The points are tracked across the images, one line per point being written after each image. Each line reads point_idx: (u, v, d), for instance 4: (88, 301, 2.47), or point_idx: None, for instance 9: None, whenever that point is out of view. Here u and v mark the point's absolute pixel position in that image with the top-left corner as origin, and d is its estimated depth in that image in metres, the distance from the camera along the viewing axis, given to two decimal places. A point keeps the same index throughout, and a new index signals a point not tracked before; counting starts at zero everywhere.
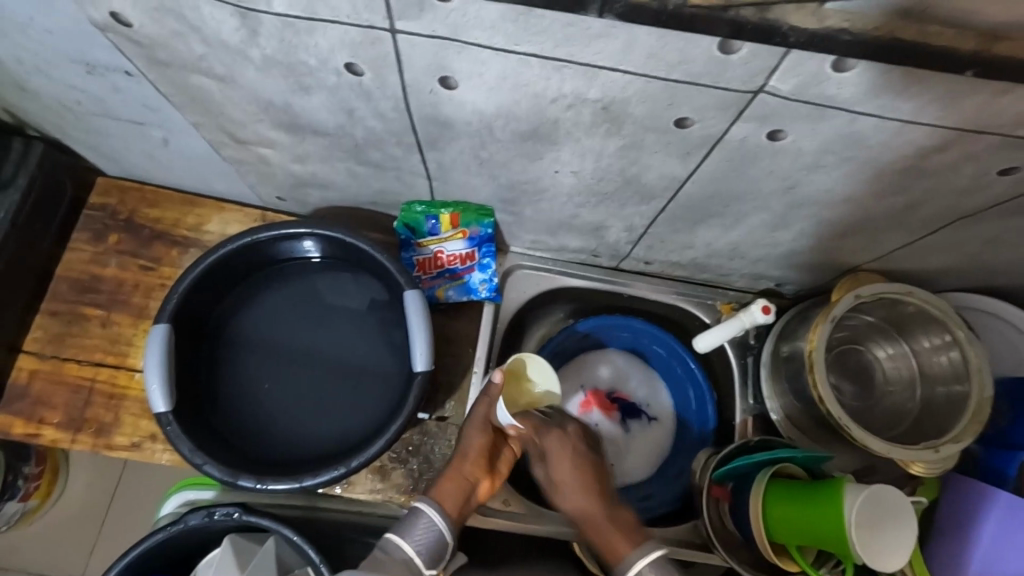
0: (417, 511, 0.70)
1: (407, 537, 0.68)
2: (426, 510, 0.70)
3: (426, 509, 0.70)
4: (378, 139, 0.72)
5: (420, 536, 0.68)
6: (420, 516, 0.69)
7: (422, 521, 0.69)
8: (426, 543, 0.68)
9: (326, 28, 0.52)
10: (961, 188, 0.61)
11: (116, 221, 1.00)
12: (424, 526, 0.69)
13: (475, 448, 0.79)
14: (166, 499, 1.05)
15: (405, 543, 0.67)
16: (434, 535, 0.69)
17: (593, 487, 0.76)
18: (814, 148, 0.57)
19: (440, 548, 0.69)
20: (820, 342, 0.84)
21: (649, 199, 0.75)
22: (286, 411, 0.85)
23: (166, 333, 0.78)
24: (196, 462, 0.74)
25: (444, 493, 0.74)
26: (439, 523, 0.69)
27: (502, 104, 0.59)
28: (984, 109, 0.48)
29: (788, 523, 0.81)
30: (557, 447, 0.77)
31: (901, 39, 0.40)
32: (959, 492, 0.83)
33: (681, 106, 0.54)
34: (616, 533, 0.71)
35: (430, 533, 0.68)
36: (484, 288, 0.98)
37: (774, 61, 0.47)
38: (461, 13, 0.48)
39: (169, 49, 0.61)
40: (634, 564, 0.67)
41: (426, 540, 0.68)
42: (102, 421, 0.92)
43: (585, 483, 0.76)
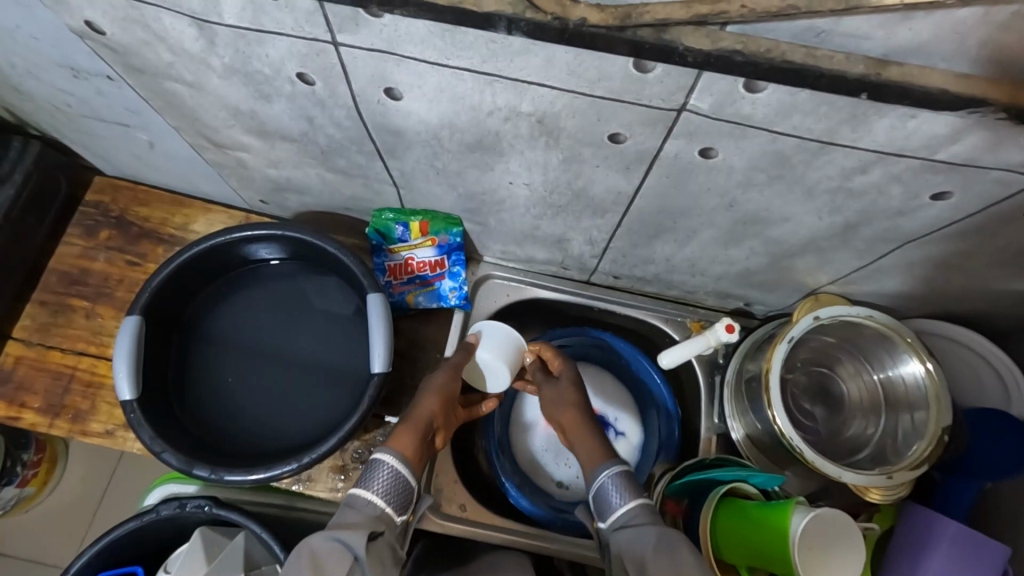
0: (378, 463, 0.73)
1: (371, 488, 0.70)
2: (387, 458, 0.73)
3: (388, 458, 0.73)
4: (340, 146, 0.75)
5: (384, 485, 0.71)
6: (380, 467, 0.72)
7: (384, 471, 0.72)
8: (390, 491, 0.71)
9: (275, 40, 0.56)
10: (896, 209, 0.62)
11: (108, 218, 1.05)
12: (386, 475, 0.72)
13: (437, 395, 0.83)
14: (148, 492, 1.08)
15: (371, 495, 0.70)
16: (398, 484, 0.72)
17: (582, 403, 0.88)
18: (745, 164, 0.58)
19: (404, 495, 0.72)
20: (776, 361, 0.84)
21: (603, 213, 0.77)
22: (250, 406, 0.88)
23: (137, 325, 0.82)
24: (154, 450, 0.77)
25: (402, 439, 0.76)
26: (401, 469, 0.72)
27: (445, 112, 0.61)
28: (897, 130, 0.50)
29: (734, 543, 0.81)
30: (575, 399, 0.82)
31: (790, 62, 0.42)
32: (916, 521, 0.81)
33: (609, 121, 0.56)
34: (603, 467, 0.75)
35: (394, 480, 0.72)
36: (453, 295, 1.00)
37: (688, 80, 0.49)
38: (393, 29, 0.51)
39: (142, 56, 0.65)
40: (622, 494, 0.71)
41: (391, 489, 0.71)
42: (79, 408, 0.96)
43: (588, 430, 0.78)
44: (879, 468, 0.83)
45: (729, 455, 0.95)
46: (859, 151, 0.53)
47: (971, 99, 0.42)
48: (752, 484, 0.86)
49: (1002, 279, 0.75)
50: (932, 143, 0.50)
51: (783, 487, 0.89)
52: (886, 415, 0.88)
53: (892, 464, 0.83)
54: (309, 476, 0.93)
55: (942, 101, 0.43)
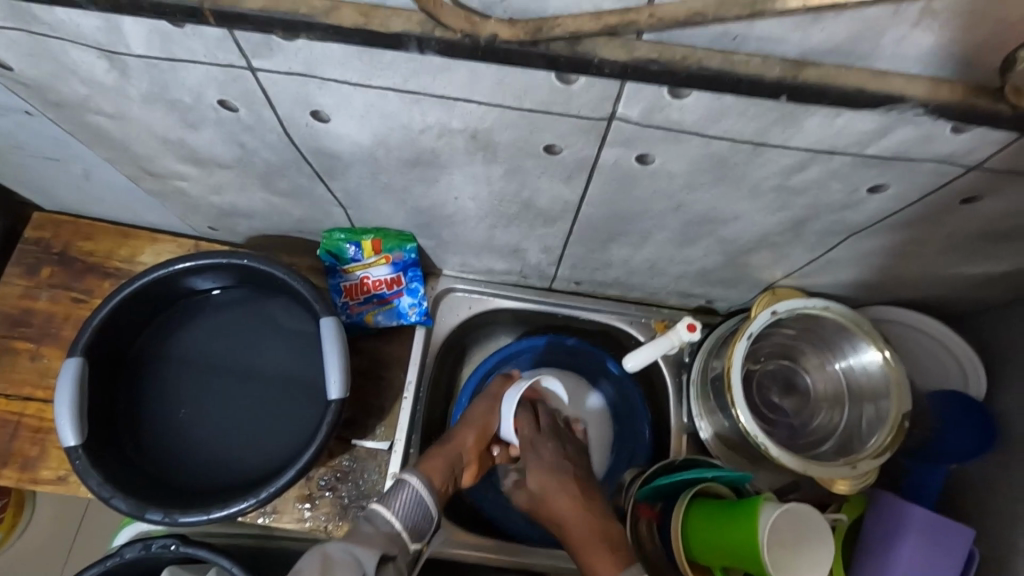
0: (404, 483, 0.75)
1: (392, 508, 0.72)
2: (412, 481, 0.75)
3: (412, 480, 0.75)
4: (278, 170, 0.72)
5: (405, 508, 0.73)
6: (405, 488, 0.74)
7: (407, 493, 0.74)
8: (408, 515, 0.73)
9: (189, 68, 0.54)
10: (838, 203, 0.62)
11: (50, 255, 1.00)
12: (409, 497, 0.74)
13: (476, 426, 0.87)
14: (119, 530, 1.04)
15: (389, 515, 0.71)
16: (419, 506, 0.74)
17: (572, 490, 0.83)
18: (685, 168, 0.58)
19: (422, 522, 0.74)
20: (737, 358, 0.84)
21: (554, 221, 0.75)
22: (206, 442, 0.85)
23: (78, 366, 0.78)
24: (104, 496, 0.74)
25: (432, 467, 0.79)
26: (426, 497, 0.74)
27: (376, 131, 0.59)
28: (825, 128, 0.49)
29: (702, 542, 0.80)
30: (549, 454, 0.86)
31: (707, 68, 0.41)
32: (886, 508, 0.81)
33: (543, 133, 0.55)
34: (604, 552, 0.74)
35: (415, 505, 0.73)
36: (413, 311, 0.97)
37: (614, 89, 0.48)
38: (310, 51, 0.49)
39: (58, 90, 0.62)
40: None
41: (411, 513, 0.73)
42: (28, 456, 0.92)
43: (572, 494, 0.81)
44: (844, 458, 0.83)
45: (700, 455, 0.94)
46: (792, 150, 0.53)
47: (887, 97, 0.42)
48: (722, 483, 0.85)
49: (951, 264, 0.76)
50: (861, 138, 0.50)
51: (754, 484, 0.89)
52: (849, 406, 0.88)
53: (857, 452, 0.84)
54: (275, 508, 0.90)
55: (862, 100, 0.42)
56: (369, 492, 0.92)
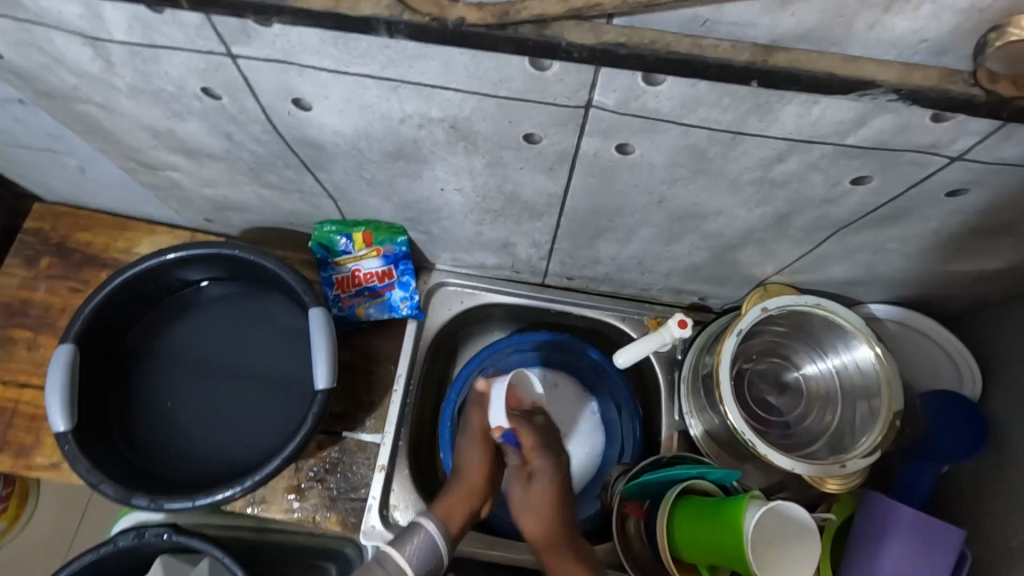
0: (416, 525, 0.73)
1: (404, 554, 0.70)
2: (427, 525, 0.73)
3: (427, 522, 0.73)
4: (266, 162, 0.73)
5: (416, 553, 0.71)
6: (418, 532, 0.72)
7: (419, 536, 0.72)
8: (421, 559, 0.71)
9: (171, 56, 0.55)
10: (822, 197, 0.61)
11: (48, 246, 1.01)
12: (420, 540, 0.72)
13: (485, 458, 0.80)
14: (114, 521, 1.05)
15: (401, 560, 0.70)
16: (430, 551, 0.72)
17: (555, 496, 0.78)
18: (665, 160, 0.58)
19: (432, 565, 0.72)
20: (726, 354, 0.83)
21: (540, 215, 0.75)
22: (196, 431, 0.86)
23: (70, 353, 0.79)
24: (91, 482, 0.75)
25: (447, 507, 0.76)
26: (436, 540, 0.72)
27: (357, 122, 0.60)
28: (803, 117, 0.49)
29: (688, 541, 0.79)
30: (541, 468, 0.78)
31: (675, 52, 0.41)
32: (874, 509, 0.79)
33: (521, 122, 0.55)
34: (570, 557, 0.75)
35: (425, 549, 0.71)
36: (405, 305, 0.98)
37: (588, 77, 0.48)
38: (286, 39, 0.49)
39: (47, 79, 0.63)
40: None
41: (420, 557, 0.71)
42: (23, 442, 0.93)
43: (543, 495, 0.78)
44: (833, 457, 0.82)
45: (690, 452, 0.93)
46: (770, 140, 0.52)
47: (859, 81, 0.41)
48: (710, 481, 0.84)
49: (943, 260, 0.74)
50: (839, 127, 0.50)
51: (742, 481, 0.88)
52: (841, 404, 0.87)
53: (846, 451, 0.83)
54: (264, 498, 0.91)
55: (833, 86, 0.42)
56: (358, 484, 0.92)
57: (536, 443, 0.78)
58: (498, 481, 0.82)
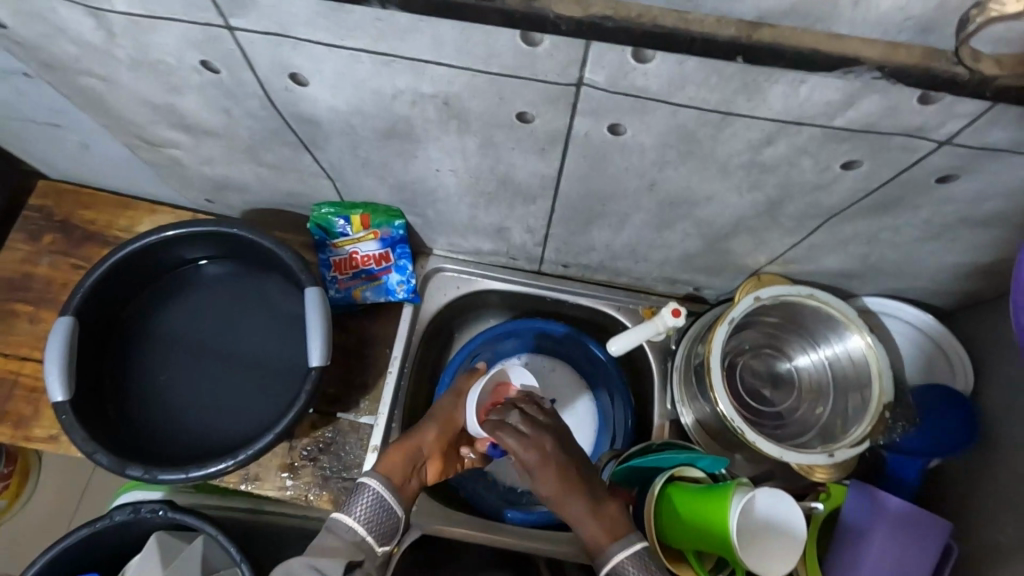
0: (362, 485, 0.74)
1: (353, 514, 0.71)
2: (372, 481, 0.74)
3: (371, 482, 0.74)
4: (263, 139, 0.74)
5: (366, 509, 0.72)
6: (364, 490, 0.73)
7: (366, 494, 0.73)
8: (371, 516, 0.72)
9: (168, 27, 0.55)
10: (812, 182, 0.61)
11: (51, 223, 1.02)
12: (369, 498, 0.73)
13: (440, 420, 0.84)
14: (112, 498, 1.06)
15: (352, 521, 0.71)
16: (379, 507, 0.73)
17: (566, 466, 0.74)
18: (655, 141, 0.58)
19: (389, 525, 0.73)
20: (717, 343, 0.84)
21: (534, 198, 0.76)
22: (191, 406, 0.87)
23: (69, 326, 0.81)
24: (86, 451, 0.76)
25: (388, 463, 0.77)
26: (384, 494, 0.73)
27: (352, 98, 0.60)
28: (791, 97, 0.49)
29: (676, 528, 0.79)
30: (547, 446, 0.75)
31: (660, 26, 0.42)
32: (860, 499, 0.79)
33: (512, 100, 0.56)
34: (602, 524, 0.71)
35: (376, 504, 0.72)
36: (401, 288, 0.99)
37: (578, 52, 0.48)
38: (282, 11, 0.50)
39: (50, 51, 0.65)
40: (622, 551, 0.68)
41: (371, 512, 0.72)
42: (22, 414, 0.94)
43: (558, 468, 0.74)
44: (822, 447, 0.82)
45: (680, 441, 0.94)
46: (759, 121, 0.52)
47: (844, 58, 0.42)
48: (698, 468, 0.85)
49: (935, 252, 0.74)
50: (826, 109, 0.50)
51: (731, 470, 0.89)
52: (833, 395, 0.87)
53: (836, 441, 0.83)
54: (257, 475, 0.92)
55: (817, 62, 0.42)
56: (350, 464, 0.93)
57: (535, 419, 0.77)
58: (445, 436, 0.84)
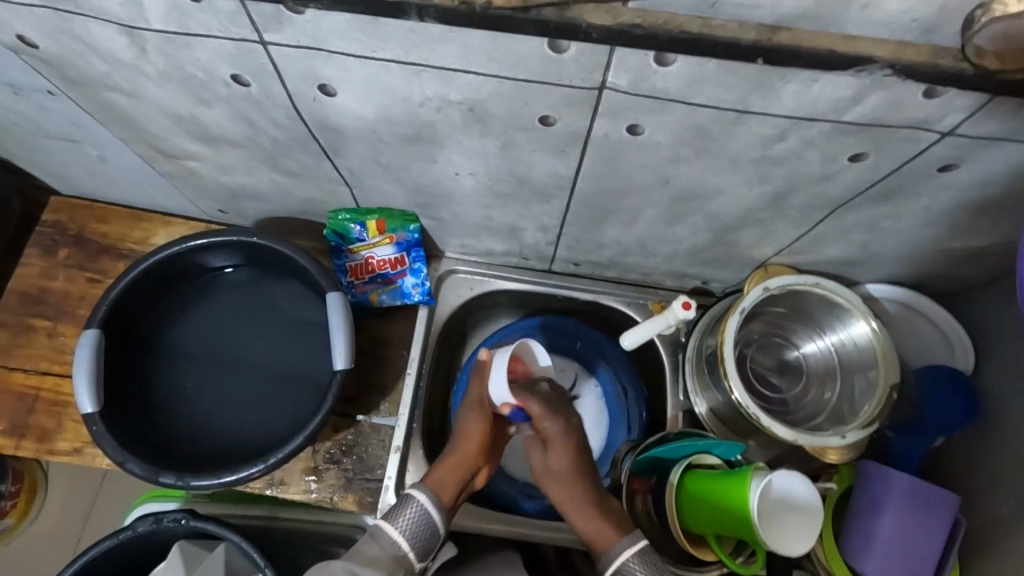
0: (411, 499, 0.74)
1: (396, 526, 0.72)
2: (420, 496, 0.74)
3: (420, 496, 0.74)
4: (286, 148, 0.75)
5: (409, 523, 0.72)
6: (410, 506, 0.73)
7: (409, 509, 0.73)
8: (415, 531, 0.72)
9: (202, 43, 0.57)
10: (819, 174, 0.64)
11: (66, 237, 1.03)
12: (412, 513, 0.73)
13: (477, 431, 0.82)
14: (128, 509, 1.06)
15: (394, 534, 0.71)
16: (424, 524, 0.73)
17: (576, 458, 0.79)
18: (671, 139, 0.61)
19: (430, 538, 0.73)
20: (729, 332, 0.86)
21: (549, 198, 0.78)
22: (217, 413, 0.88)
23: (95, 338, 0.82)
24: (118, 460, 0.77)
25: (436, 481, 0.78)
26: (430, 511, 0.74)
27: (378, 106, 0.62)
28: (803, 95, 0.52)
29: (697, 512, 0.82)
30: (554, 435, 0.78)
31: (685, 31, 0.45)
32: (873, 480, 0.82)
33: (536, 104, 0.58)
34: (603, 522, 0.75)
35: (420, 519, 0.73)
36: (416, 291, 1.00)
37: (602, 58, 0.51)
38: (316, 25, 0.52)
39: (79, 68, 0.66)
40: (623, 552, 0.71)
41: (416, 529, 0.72)
42: (45, 427, 0.95)
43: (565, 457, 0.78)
44: (834, 430, 0.85)
45: (694, 429, 0.97)
46: (773, 118, 0.55)
47: (858, 57, 0.45)
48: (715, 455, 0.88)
49: (935, 239, 0.78)
50: (836, 105, 0.53)
51: (746, 456, 0.91)
52: (840, 379, 0.90)
53: (847, 423, 0.86)
54: (282, 479, 0.93)
55: (832, 62, 0.45)
56: (373, 464, 0.95)
57: (542, 409, 0.78)
58: (486, 438, 0.82)
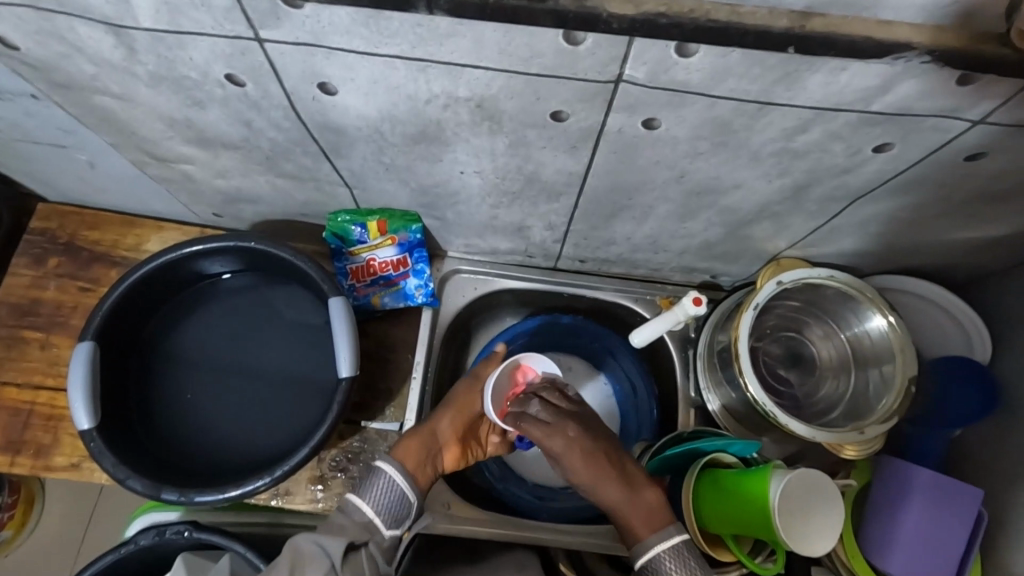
0: (378, 470, 0.74)
1: (365, 498, 0.71)
2: (387, 465, 0.73)
3: (386, 466, 0.73)
4: (283, 149, 0.72)
5: (378, 494, 0.72)
6: (379, 476, 0.73)
7: (379, 480, 0.73)
8: (384, 501, 0.72)
9: (196, 41, 0.54)
10: (841, 166, 0.62)
11: (56, 245, 1.00)
12: (381, 484, 0.72)
13: (455, 411, 0.83)
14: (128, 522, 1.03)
15: (361, 503, 0.71)
16: (393, 495, 0.72)
17: (601, 455, 0.73)
18: (688, 133, 0.59)
19: (398, 509, 0.73)
20: (743, 329, 0.84)
21: (558, 195, 0.76)
22: (219, 425, 0.86)
23: (90, 350, 0.79)
24: (119, 478, 0.75)
25: (405, 451, 0.77)
26: (400, 482, 0.73)
27: (382, 104, 0.60)
28: (830, 85, 0.50)
29: (715, 513, 0.81)
30: (570, 438, 0.74)
31: (713, 21, 0.42)
32: (893, 477, 0.81)
33: (548, 99, 0.56)
34: (641, 515, 0.70)
35: (389, 491, 0.72)
36: (420, 293, 0.98)
37: (620, 50, 0.48)
38: (317, 20, 0.49)
39: (64, 70, 0.63)
40: (661, 542, 0.68)
41: (386, 499, 0.72)
42: (41, 442, 0.92)
43: (587, 458, 0.73)
44: (851, 425, 0.83)
45: (707, 427, 0.95)
46: (797, 109, 0.53)
47: (894, 45, 0.43)
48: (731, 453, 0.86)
49: (954, 229, 0.76)
50: (864, 95, 0.51)
51: (761, 454, 0.90)
52: (856, 373, 0.89)
53: (864, 418, 0.84)
54: (287, 490, 0.90)
55: (867, 51, 0.43)
56: None
57: (552, 413, 0.76)
58: (459, 422, 0.83)
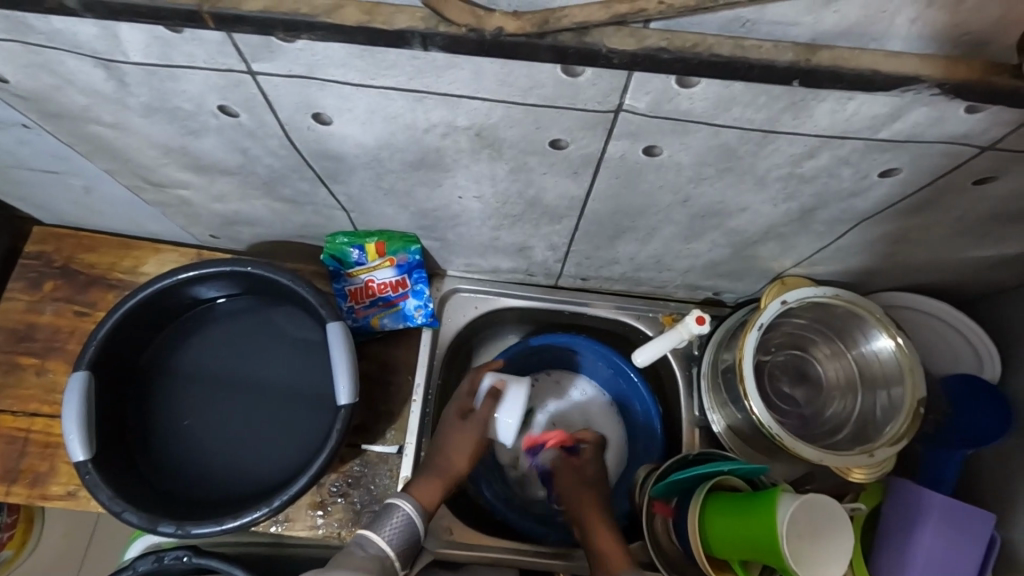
0: (393, 507, 0.74)
1: (382, 534, 0.71)
2: (400, 503, 0.74)
3: (401, 502, 0.74)
4: (280, 175, 0.71)
5: (393, 530, 0.72)
6: (396, 512, 0.74)
7: (397, 516, 0.73)
8: (399, 538, 0.72)
9: (188, 74, 0.53)
10: (848, 190, 0.61)
11: (52, 269, 0.99)
12: (397, 520, 0.73)
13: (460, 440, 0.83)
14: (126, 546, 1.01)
15: (379, 539, 0.71)
16: (409, 531, 0.73)
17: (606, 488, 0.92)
18: (693, 160, 0.57)
19: (411, 544, 0.73)
20: (748, 349, 0.83)
21: (560, 218, 0.74)
22: (217, 452, 0.84)
23: (84, 381, 0.78)
24: (115, 510, 0.73)
25: (425, 492, 0.79)
26: (414, 517, 0.74)
27: (380, 133, 0.59)
28: (837, 113, 0.49)
29: (723, 538, 0.78)
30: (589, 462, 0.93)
31: (716, 55, 0.42)
32: (902, 504, 0.80)
33: (549, 128, 0.54)
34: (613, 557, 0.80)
35: (404, 528, 0.72)
36: (419, 314, 0.96)
37: (621, 81, 0.47)
38: (311, 53, 0.48)
39: (56, 101, 0.62)
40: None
41: (401, 536, 0.72)
42: (38, 471, 0.91)
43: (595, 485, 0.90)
44: (860, 448, 0.82)
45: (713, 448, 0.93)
46: (803, 137, 0.52)
47: (903, 77, 0.42)
48: (737, 476, 0.84)
49: (963, 247, 0.75)
50: (871, 123, 0.49)
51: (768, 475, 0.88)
52: (863, 394, 0.87)
53: (873, 441, 0.82)
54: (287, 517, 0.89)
55: (874, 82, 0.42)
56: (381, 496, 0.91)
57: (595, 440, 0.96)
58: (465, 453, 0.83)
